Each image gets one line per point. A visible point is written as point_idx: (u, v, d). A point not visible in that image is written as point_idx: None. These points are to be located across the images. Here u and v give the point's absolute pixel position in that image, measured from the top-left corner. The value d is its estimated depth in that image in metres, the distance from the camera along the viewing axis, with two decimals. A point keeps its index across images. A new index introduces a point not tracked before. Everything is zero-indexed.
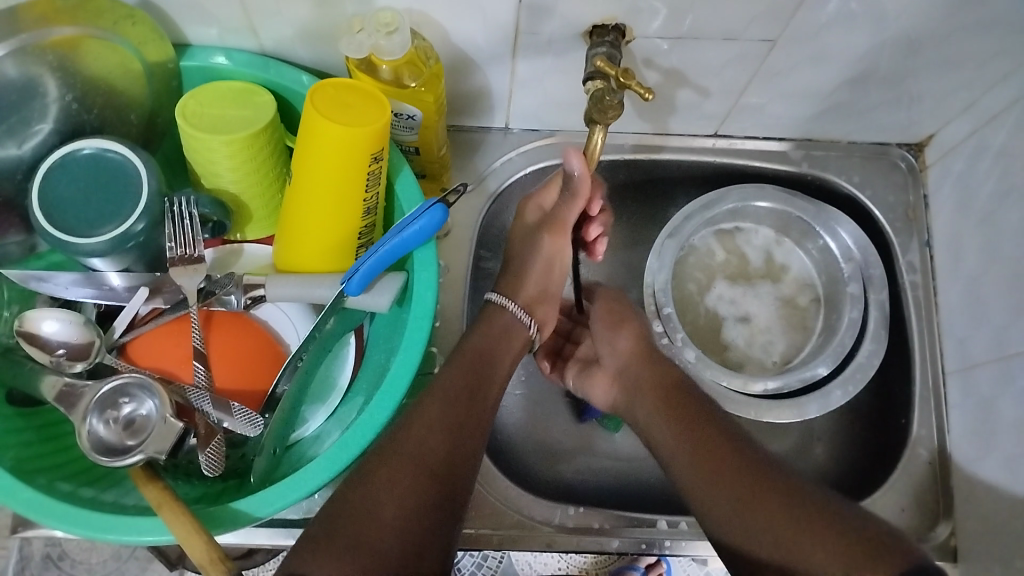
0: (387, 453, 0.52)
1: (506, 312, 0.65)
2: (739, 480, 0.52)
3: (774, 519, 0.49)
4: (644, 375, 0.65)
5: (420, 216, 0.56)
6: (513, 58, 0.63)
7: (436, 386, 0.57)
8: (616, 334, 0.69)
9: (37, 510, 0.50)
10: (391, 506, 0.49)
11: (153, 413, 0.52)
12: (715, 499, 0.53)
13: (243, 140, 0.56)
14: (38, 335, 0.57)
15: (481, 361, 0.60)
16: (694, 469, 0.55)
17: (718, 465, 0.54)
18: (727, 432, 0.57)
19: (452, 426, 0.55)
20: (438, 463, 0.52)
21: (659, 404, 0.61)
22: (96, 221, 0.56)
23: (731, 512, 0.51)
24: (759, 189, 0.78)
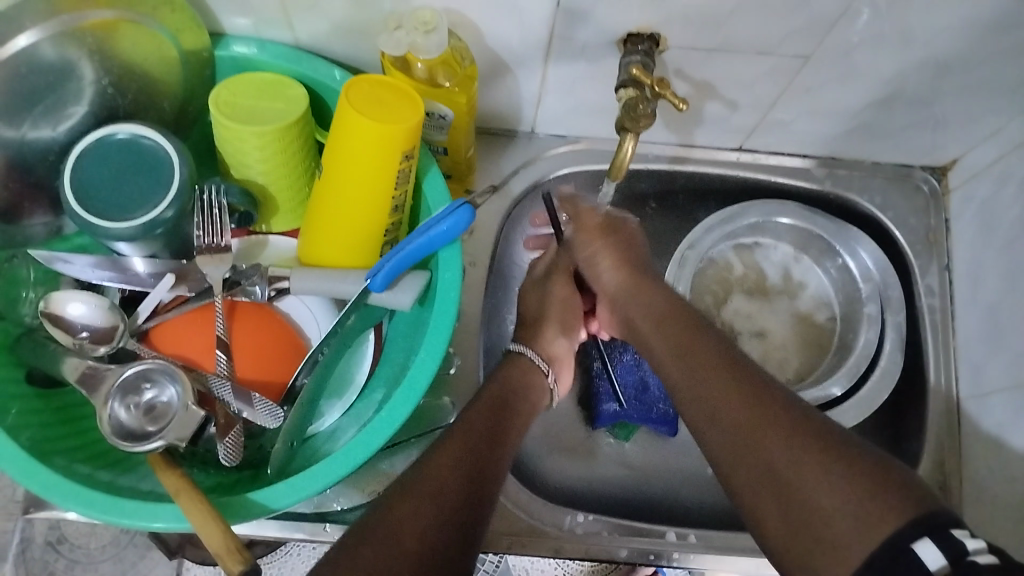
0: (414, 482, 0.49)
1: (523, 358, 0.65)
2: (740, 416, 0.49)
3: (779, 447, 0.45)
4: (654, 318, 0.61)
5: (446, 217, 0.56)
6: (545, 62, 0.63)
7: (460, 422, 0.56)
8: (595, 253, 0.68)
9: (54, 491, 0.50)
10: (415, 531, 0.46)
11: (174, 399, 0.53)
12: (719, 444, 0.49)
13: (275, 132, 0.56)
14: (62, 317, 0.58)
15: (505, 400, 0.59)
16: (699, 393, 0.53)
17: (722, 402, 0.51)
18: (733, 360, 0.54)
19: (479, 455, 0.53)
20: (465, 489, 0.50)
21: (663, 344, 0.59)
22: (126, 207, 0.56)
23: (734, 451, 0.48)
24: (781, 206, 0.78)
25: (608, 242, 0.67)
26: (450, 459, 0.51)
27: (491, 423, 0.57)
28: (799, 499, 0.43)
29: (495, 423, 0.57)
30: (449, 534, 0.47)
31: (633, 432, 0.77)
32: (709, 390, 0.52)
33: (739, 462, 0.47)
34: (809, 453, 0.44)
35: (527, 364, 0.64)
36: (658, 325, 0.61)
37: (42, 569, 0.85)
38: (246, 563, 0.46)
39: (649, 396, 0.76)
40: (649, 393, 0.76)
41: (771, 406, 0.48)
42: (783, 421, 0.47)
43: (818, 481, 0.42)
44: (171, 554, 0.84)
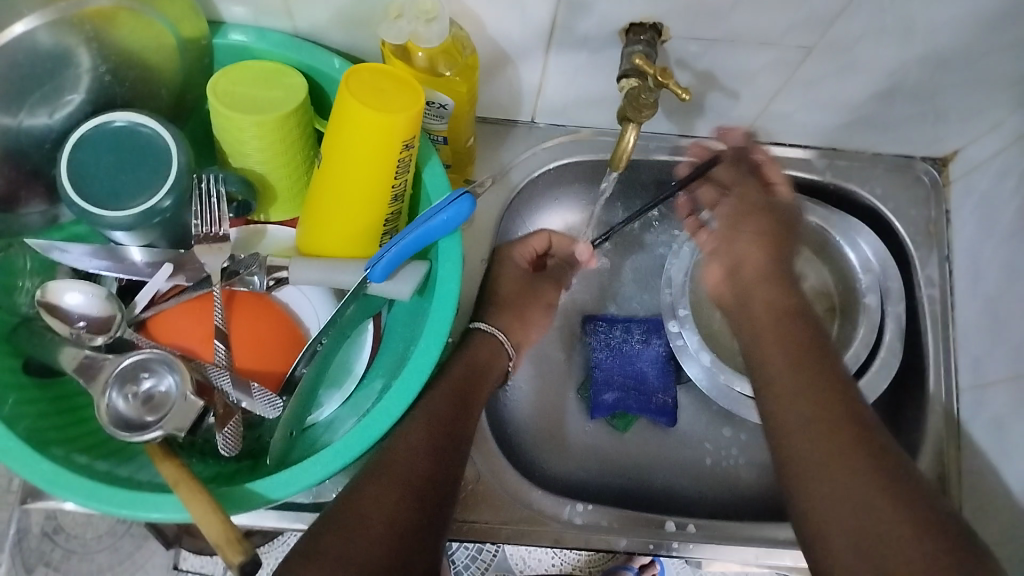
0: (376, 472, 0.50)
1: (484, 334, 0.65)
2: (826, 443, 0.50)
3: (868, 491, 0.46)
4: (783, 316, 0.60)
5: (446, 207, 0.56)
6: (546, 52, 0.63)
7: (421, 407, 0.56)
8: (742, 236, 0.66)
9: (52, 482, 0.50)
10: (381, 515, 0.47)
11: (173, 390, 0.52)
12: (798, 458, 0.51)
13: (274, 121, 0.56)
14: (59, 306, 0.57)
15: (465, 386, 0.60)
16: (789, 410, 0.53)
17: (807, 426, 0.52)
18: (830, 380, 0.55)
19: (441, 446, 0.54)
20: (427, 478, 0.51)
21: (766, 350, 0.59)
22: (126, 196, 0.55)
23: (813, 470, 0.49)
24: None
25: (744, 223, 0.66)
26: (409, 446, 0.52)
27: (456, 414, 0.57)
28: (874, 552, 0.44)
29: (460, 413, 0.57)
30: (413, 522, 0.48)
31: (632, 423, 0.77)
32: (803, 411, 0.53)
33: (814, 483, 0.49)
34: (887, 501, 0.46)
35: (491, 345, 0.65)
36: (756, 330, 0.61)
37: (40, 560, 0.83)
38: (246, 555, 0.46)
39: (647, 385, 0.77)
40: (648, 383, 0.77)
41: (864, 442, 0.49)
42: (874, 462, 0.48)
43: (896, 529, 0.44)
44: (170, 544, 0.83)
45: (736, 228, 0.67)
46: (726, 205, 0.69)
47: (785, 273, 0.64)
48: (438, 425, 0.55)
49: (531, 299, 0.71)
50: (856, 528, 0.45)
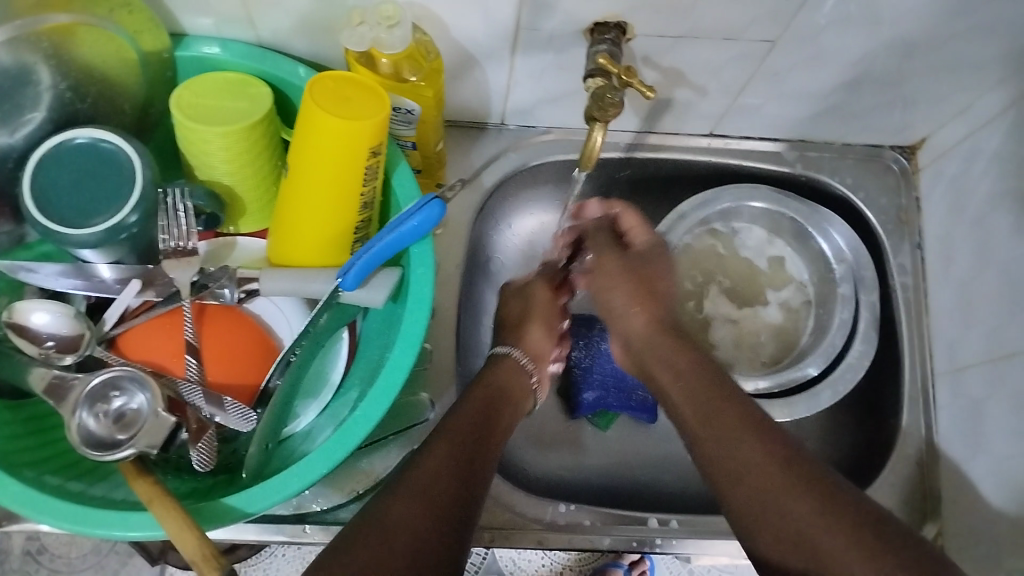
0: (404, 481, 0.47)
1: (511, 359, 0.64)
2: (752, 464, 0.49)
3: (814, 516, 0.45)
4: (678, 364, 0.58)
5: (416, 212, 0.56)
6: (513, 54, 0.63)
7: (448, 421, 0.54)
8: (615, 290, 0.65)
9: (26, 504, 0.49)
10: (409, 523, 0.45)
11: (144, 407, 0.52)
12: (726, 482, 0.49)
13: (239, 132, 0.56)
14: (27, 326, 0.56)
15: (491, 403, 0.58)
16: (713, 449, 0.51)
17: (712, 429, 0.52)
18: (741, 409, 0.52)
19: (466, 455, 0.51)
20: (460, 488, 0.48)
21: (664, 376, 0.58)
22: (90, 213, 0.55)
23: (732, 472, 0.49)
24: (753, 190, 0.78)
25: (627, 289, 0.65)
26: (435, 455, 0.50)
27: (481, 426, 0.55)
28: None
29: (484, 425, 0.55)
30: (445, 532, 0.45)
31: (613, 419, 0.77)
32: (725, 444, 0.51)
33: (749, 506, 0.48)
34: (818, 509, 0.45)
35: (513, 366, 0.63)
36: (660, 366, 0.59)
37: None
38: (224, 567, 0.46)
39: (627, 381, 0.76)
40: (626, 379, 0.76)
41: (776, 450, 0.49)
42: (792, 468, 0.48)
43: (827, 530, 0.44)
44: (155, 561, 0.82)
45: (619, 277, 0.65)
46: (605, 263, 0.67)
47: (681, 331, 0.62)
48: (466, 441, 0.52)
49: (538, 303, 0.69)
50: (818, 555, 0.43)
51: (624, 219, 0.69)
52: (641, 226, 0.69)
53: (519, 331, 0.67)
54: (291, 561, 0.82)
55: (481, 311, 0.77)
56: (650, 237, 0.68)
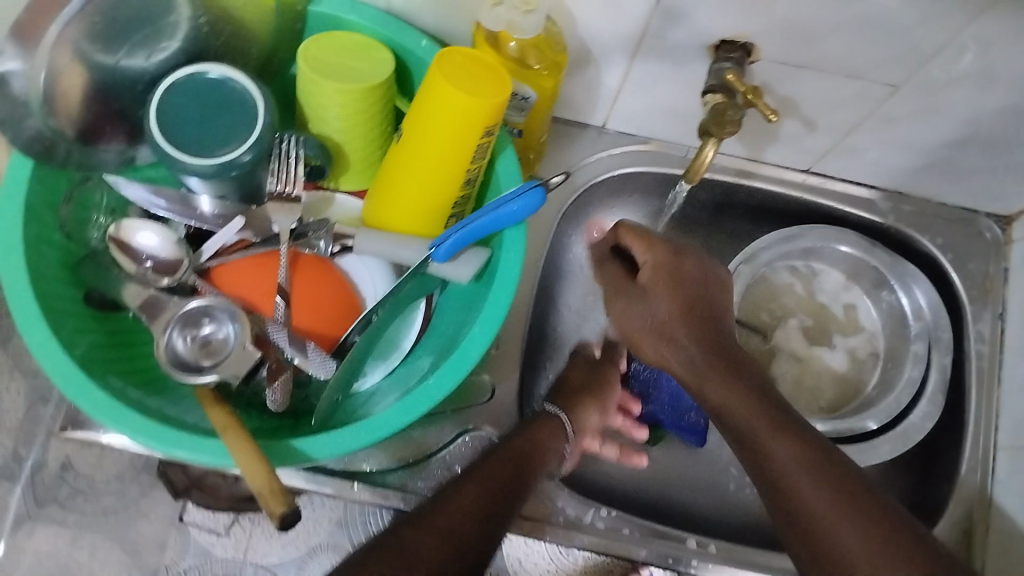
0: (427, 516, 0.51)
1: (556, 421, 0.66)
2: (813, 497, 0.48)
3: (862, 537, 0.46)
4: (727, 382, 0.55)
5: (518, 198, 0.57)
6: (631, 59, 0.63)
7: (476, 469, 0.57)
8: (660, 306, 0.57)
9: (105, 413, 0.51)
10: (425, 558, 0.48)
11: (232, 337, 0.54)
12: (781, 510, 0.50)
13: (360, 92, 0.57)
14: (129, 244, 0.58)
15: (524, 454, 0.60)
16: (770, 464, 0.51)
17: (765, 441, 0.52)
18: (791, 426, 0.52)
19: (489, 505, 0.54)
20: (474, 534, 0.51)
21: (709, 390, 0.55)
22: (207, 145, 0.56)
23: (783, 491, 0.50)
24: (841, 233, 0.78)
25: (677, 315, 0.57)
26: (462, 499, 0.53)
27: (511, 477, 0.58)
28: None
29: (514, 476, 0.58)
30: (454, 569, 0.49)
31: (662, 436, 0.78)
32: (778, 457, 0.51)
33: (805, 539, 0.48)
34: (875, 547, 0.45)
35: (553, 426, 0.65)
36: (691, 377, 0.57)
37: None
38: (290, 508, 0.47)
39: (683, 402, 0.78)
40: (682, 399, 0.78)
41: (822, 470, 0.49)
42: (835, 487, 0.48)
43: (870, 550, 0.45)
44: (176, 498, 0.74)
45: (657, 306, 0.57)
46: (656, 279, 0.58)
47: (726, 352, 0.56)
48: (490, 488, 0.55)
49: (601, 383, 0.72)
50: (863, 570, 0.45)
51: (647, 262, 0.59)
52: (666, 279, 0.57)
53: (574, 401, 0.68)
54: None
55: (550, 307, 0.78)
56: (673, 279, 0.57)
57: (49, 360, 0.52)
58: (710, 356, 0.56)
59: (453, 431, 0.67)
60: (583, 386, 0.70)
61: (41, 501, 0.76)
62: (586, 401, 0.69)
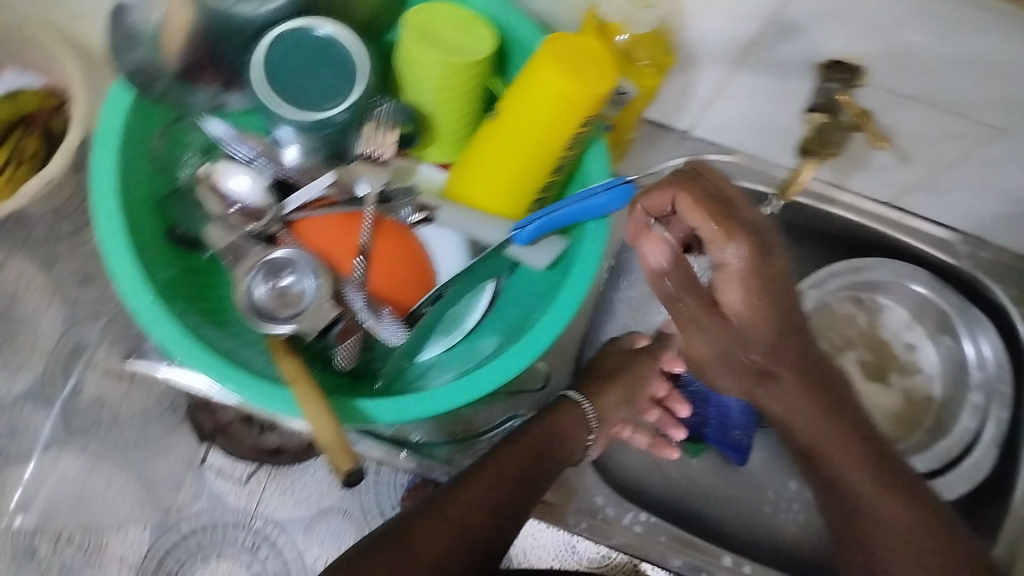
0: (440, 506, 0.55)
1: (578, 409, 0.67)
2: (892, 519, 0.53)
3: (938, 562, 0.52)
4: (811, 405, 0.51)
5: (607, 190, 0.57)
6: (734, 68, 0.61)
7: (496, 457, 0.60)
8: (735, 303, 0.48)
9: (178, 346, 0.52)
10: (428, 552, 0.53)
11: (310, 291, 0.55)
12: (856, 540, 0.55)
13: (462, 66, 0.57)
14: (220, 184, 0.60)
15: (546, 443, 0.62)
16: (851, 481, 0.54)
17: (853, 460, 0.53)
18: (864, 438, 0.53)
19: (501, 498, 0.57)
20: (482, 529, 0.55)
21: (803, 411, 0.51)
22: (306, 99, 0.56)
23: (868, 511, 0.54)
24: (914, 272, 0.77)
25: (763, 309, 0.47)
26: (476, 490, 0.57)
27: (532, 468, 0.60)
28: None
29: (535, 468, 0.60)
30: (455, 563, 0.53)
31: (702, 450, 0.79)
32: (859, 472, 0.53)
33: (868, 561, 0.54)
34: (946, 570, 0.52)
35: (574, 411, 0.67)
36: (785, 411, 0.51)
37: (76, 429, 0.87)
38: (355, 466, 0.51)
39: (730, 418, 0.76)
40: (730, 416, 0.76)
41: (903, 492, 0.54)
42: (903, 497, 0.54)
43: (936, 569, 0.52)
44: (202, 440, 0.85)
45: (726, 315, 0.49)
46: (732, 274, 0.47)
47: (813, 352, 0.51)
48: (502, 481, 0.58)
49: (634, 372, 0.71)
50: None
51: (731, 265, 0.47)
52: (757, 280, 0.47)
53: (599, 389, 0.69)
54: (321, 480, 0.85)
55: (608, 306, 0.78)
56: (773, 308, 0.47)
57: (132, 295, 0.52)
58: (812, 399, 0.51)
59: (503, 416, 0.70)
60: (615, 371, 0.71)
61: (72, 431, 0.87)
62: (611, 393, 0.70)
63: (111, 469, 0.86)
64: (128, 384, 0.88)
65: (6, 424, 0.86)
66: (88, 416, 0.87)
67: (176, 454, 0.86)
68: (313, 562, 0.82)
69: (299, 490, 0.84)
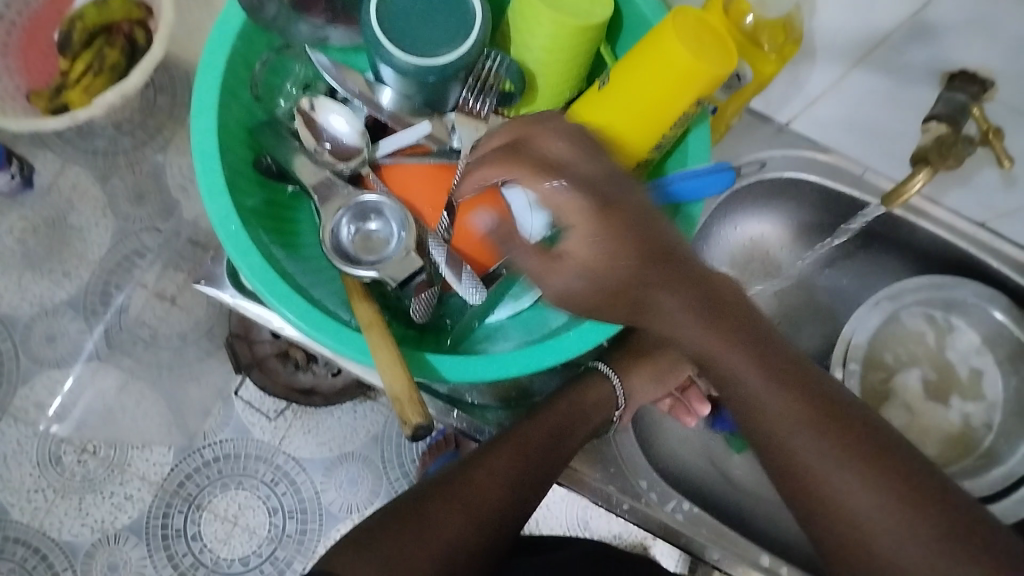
0: (454, 484, 0.54)
1: (606, 385, 0.67)
2: (784, 417, 0.44)
3: (865, 472, 0.42)
4: (727, 313, 0.46)
5: (707, 174, 0.56)
6: (852, 64, 0.59)
7: (518, 432, 0.60)
8: (583, 227, 0.46)
9: (259, 278, 0.51)
10: (443, 530, 0.51)
11: (395, 241, 0.55)
12: (782, 473, 0.45)
13: (576, 27, 0.55)
14: (317, 122, 0.60)
15: (570, 420, 0.63)
16: (751, 379, 0.45)
17: (733, 350, 0.45)
18: (771, 336, 0.46)
19: (521, 473, 0.57)
20: (499, 505, 0.55)
21: (687, 326, 0.46)
22: (415, 41, 0.55)
23: (777, 423, 0.44)
24: (996, 298, 0.74)
25: (598, 233, 0.45)
26: (494, 467, 0.56)
27: (551, 445, 0.60)
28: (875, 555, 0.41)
29: (554, 444, 0.61)
30: (473, 540, 0.52)
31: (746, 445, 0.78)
32: (773, 380, 0.45)
33: (796, 492, 0.44)
34: (879, 483, 0.41)
35: (603, 382, 0.67)
36: (664, 326, 0.47)
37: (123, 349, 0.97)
38: (424, 421, 0.49)
39: None
40: None
41: (801, 389, 0.45)
42: (820, 403, 0.44)
43: (872, 490, 0.41)
44: (239, 369, 0.91)
45: (582, 232, 0.46)
46: (583, 210, 0.46)
47: (662, 241, 0.46)
48: (525, 457, 0.58)
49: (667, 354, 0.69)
50: (850, 504, 0.42)
51: (573, 216, 0.46)
52: (610, 217, 0.45)
53: (628, 366, 0.69)
54: (344, 426, 0.95)
55: None
56: (627, 252, 0.45)
57: (219, 220, 0.52)
58: (687, 297, 0.46)
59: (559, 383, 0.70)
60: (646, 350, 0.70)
61: (113, 347, 0.97)
62: (644, 372, 0.69)
63: (142, 389, 0.96)
64: (170, 305, 0.98)
65: (45, 329, 0.96)
66: (129, 336, 0.97)
67: (209, 379, 0.96)
68: (328, 503, 0.92)
69: (322, 433, 0.94)
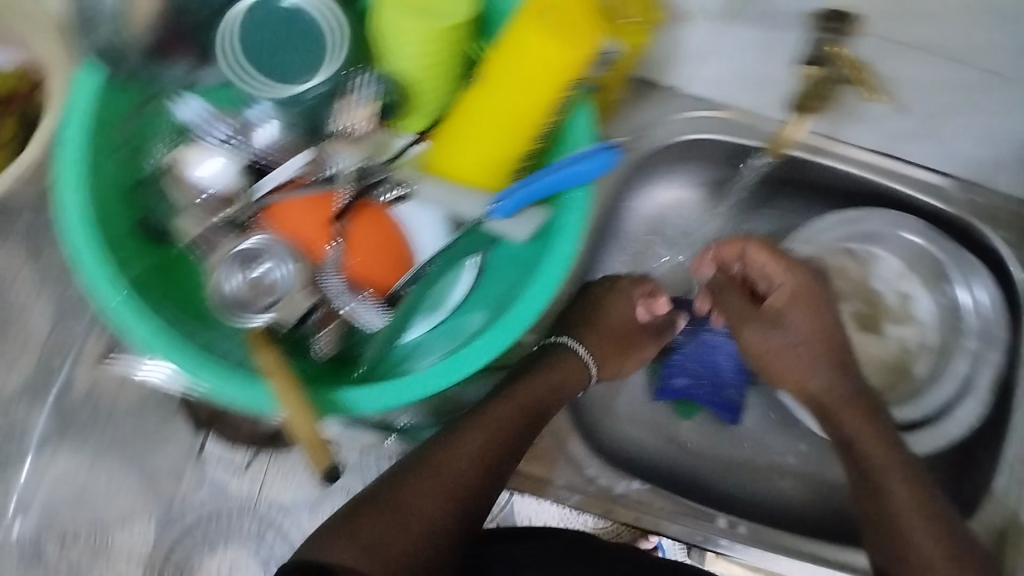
0: (427, 467, 0.59)
1: (573, 359, 0.70)
2: None
3: None
4: None
5: (590, 157, 0.55)
6: (723, 19, 0.61)
7: (490, 411, 0.63)
8: None
9: (152, 341, 0.51)
10: (419, 513, 0.58)
11: (286, 281, 0.54)
12: None
13: (441, 30, 0.53)
14: (189, 171, 0.58)
15: (542, 398, 0.65)
16: None
17: None
18: None
19: (492, 454, 0.61)
20: (471, 485, 0.60)
21: None
22: (276, 72, 0.55)
23: None
24: (910, 220, 0.75)
25: None
26: (467, 450, 0.60)
27: (522, 423, 0.64)
28: None
29: (526, 422, 0.64)
30: (447, 520, 0.59)
31: (695, 412, 0.78)
32: None
33: None
34: None
35: (572, 361, 0.70)
36: None
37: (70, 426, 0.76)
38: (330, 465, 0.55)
39: (720, 377, 0.77)
40: (720, 374, 0.77)
41: None
42: None
43: None
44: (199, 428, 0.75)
45: None
46: None
47: None
48: (498, 437, 0.62)
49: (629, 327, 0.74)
50: None
51: None
52: None
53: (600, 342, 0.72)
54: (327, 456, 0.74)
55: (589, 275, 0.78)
56: None
57: (100, 289, 0.51)
58: None
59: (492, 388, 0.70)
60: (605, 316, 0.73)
61: (67, 427, 0.75)
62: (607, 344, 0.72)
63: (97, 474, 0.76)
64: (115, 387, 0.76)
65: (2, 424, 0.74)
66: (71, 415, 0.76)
67: (175, 446, 0.76)
68: None
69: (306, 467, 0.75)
